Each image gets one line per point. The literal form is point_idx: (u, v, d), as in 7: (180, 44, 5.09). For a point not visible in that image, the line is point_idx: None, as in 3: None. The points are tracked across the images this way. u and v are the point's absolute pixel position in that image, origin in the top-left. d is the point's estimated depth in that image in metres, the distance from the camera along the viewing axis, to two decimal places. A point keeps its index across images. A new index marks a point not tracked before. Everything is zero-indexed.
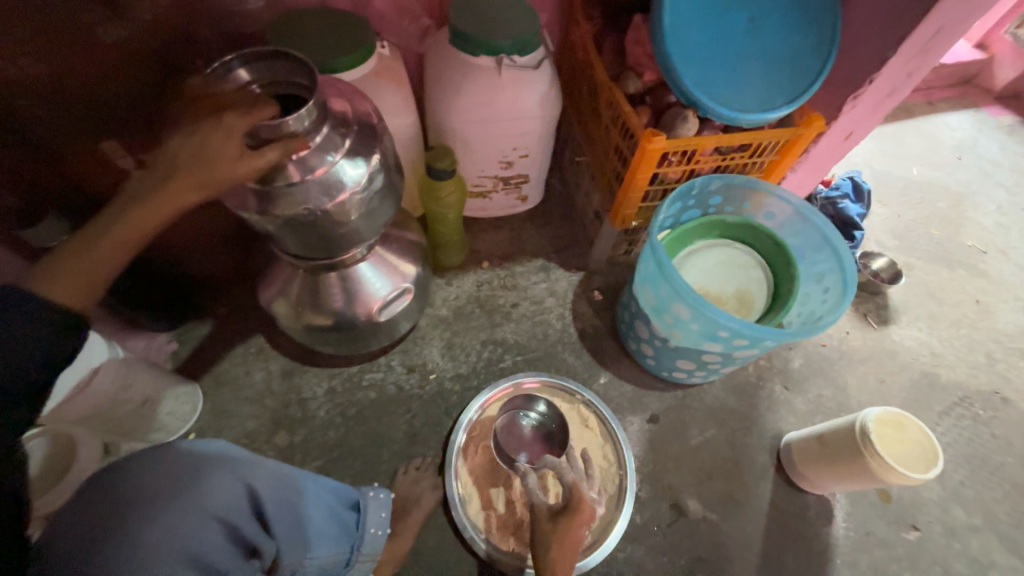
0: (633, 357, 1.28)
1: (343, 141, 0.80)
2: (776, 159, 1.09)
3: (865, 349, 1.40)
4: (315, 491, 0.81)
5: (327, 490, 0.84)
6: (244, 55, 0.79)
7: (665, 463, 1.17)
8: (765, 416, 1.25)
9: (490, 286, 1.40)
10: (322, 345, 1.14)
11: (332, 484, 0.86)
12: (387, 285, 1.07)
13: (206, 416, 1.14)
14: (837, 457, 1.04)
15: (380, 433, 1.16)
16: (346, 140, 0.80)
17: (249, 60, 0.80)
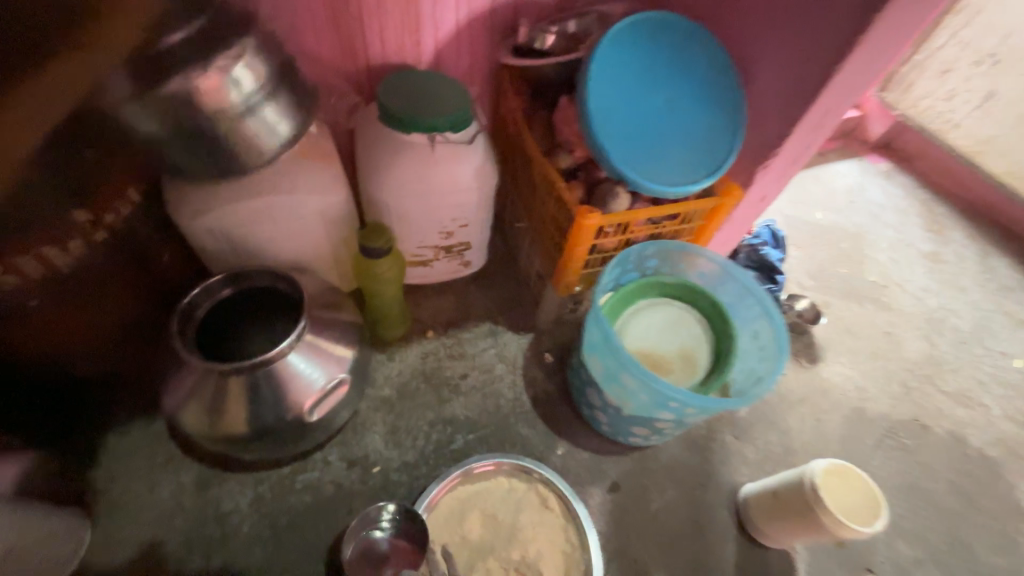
0: (588, 423, 1.25)
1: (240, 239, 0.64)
2: (703, 224, 1.16)
3: (801, 389, 1.48)
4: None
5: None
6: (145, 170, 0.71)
7: (629, 536, 1.12)
8: (720, 470, 1.25)
9: (436, 358, 1.33)
10: (244, 451, 1.00)
11: None
12: (320, 376, 0.97)
13: (96, 552, 0.95)
14: (791, 512, 1.05)
15: (316, 544, 1.02)
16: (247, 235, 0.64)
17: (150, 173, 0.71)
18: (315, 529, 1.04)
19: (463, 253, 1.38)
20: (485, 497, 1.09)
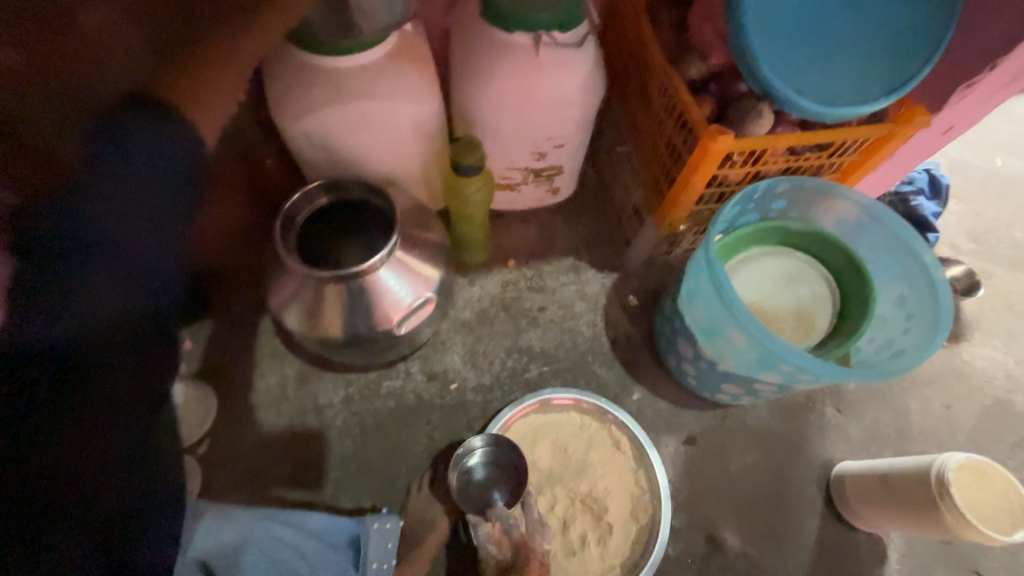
0: (671, 373, 1.18)
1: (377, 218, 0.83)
2: (858, 159, 0.94)
3: (932, 368, 1.26)
4: (299, 534, 0.80)
5: (316, 527, 0.84)
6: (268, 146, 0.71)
7: (702, 491, 1.08)
8: (814, 442, 1.14)
9: (516, 288, 1.30)
10: (339, 354, 1.07)
11: (325, 521, 0.85)
12: (408, 294, 0.98)
13: (221, 421, 1.10)
14: (902, 502, 0.93)
15: (398, 445, 1.10)
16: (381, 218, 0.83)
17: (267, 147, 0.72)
18: (397, 432, 1.12)
19: (553, 178, 1.27)
20: (556, 429, 1.09)
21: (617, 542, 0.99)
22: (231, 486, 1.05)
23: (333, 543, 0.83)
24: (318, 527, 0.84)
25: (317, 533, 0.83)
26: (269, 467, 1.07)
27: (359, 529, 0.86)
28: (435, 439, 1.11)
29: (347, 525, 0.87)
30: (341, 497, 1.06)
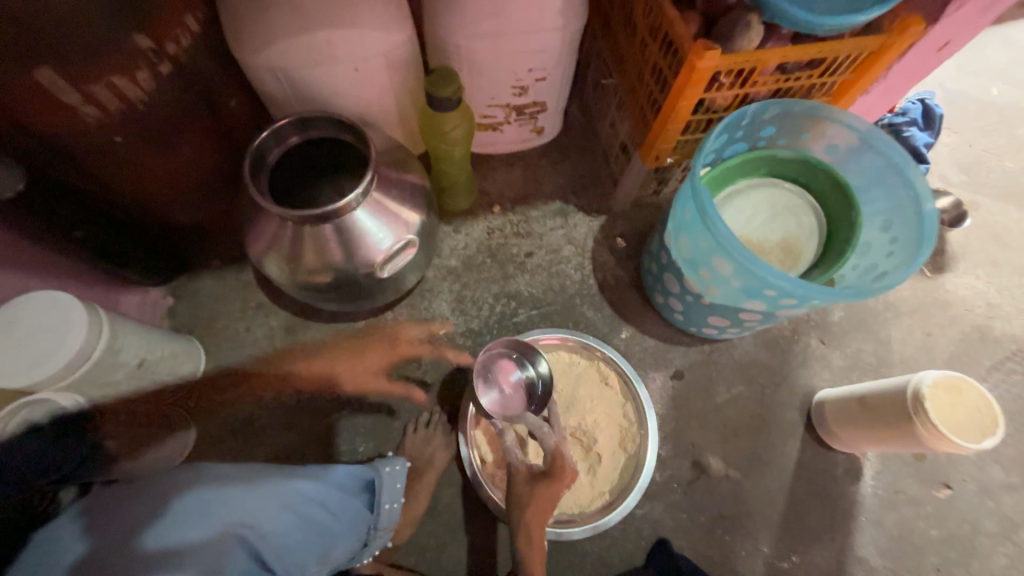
0: (659, 311, 1.18)
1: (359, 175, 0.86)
2: (850, 79, 0.91)
3: (915, 299, 1.27)
4: (328, 489, 0.77)
5: (336, 482, 0.80)
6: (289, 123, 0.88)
7: (688, 421, 1.11)
8: (798, 373, 1.17)
9: (503, 233, 1.28)
10: (325, 302, 1.06)
11: (343, 472, 0.83)
12: (390, 235, 0.96)
13: (211, 373, 1.10)
14: (878, 421, 0.97)
15: (390, 390, 1.12)
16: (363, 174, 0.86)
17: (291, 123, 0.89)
18: (388, 378, 1.13)
19: (536, 116, 1.22)
20: (545, 368, 1.11)
21: (606, 469, 1.02)
22: (226, 434, 1.07)
23: (349, 492, 0.82)
24: (337, 483, 0.80)
25: (339, 486, 0.80)
26: (263, 415, 1.08)
27: (371, 476, 0.87)
28: (425, 383, 1.12)
29: (352, 471, 0.85)
30: (336, 441, 1.08)
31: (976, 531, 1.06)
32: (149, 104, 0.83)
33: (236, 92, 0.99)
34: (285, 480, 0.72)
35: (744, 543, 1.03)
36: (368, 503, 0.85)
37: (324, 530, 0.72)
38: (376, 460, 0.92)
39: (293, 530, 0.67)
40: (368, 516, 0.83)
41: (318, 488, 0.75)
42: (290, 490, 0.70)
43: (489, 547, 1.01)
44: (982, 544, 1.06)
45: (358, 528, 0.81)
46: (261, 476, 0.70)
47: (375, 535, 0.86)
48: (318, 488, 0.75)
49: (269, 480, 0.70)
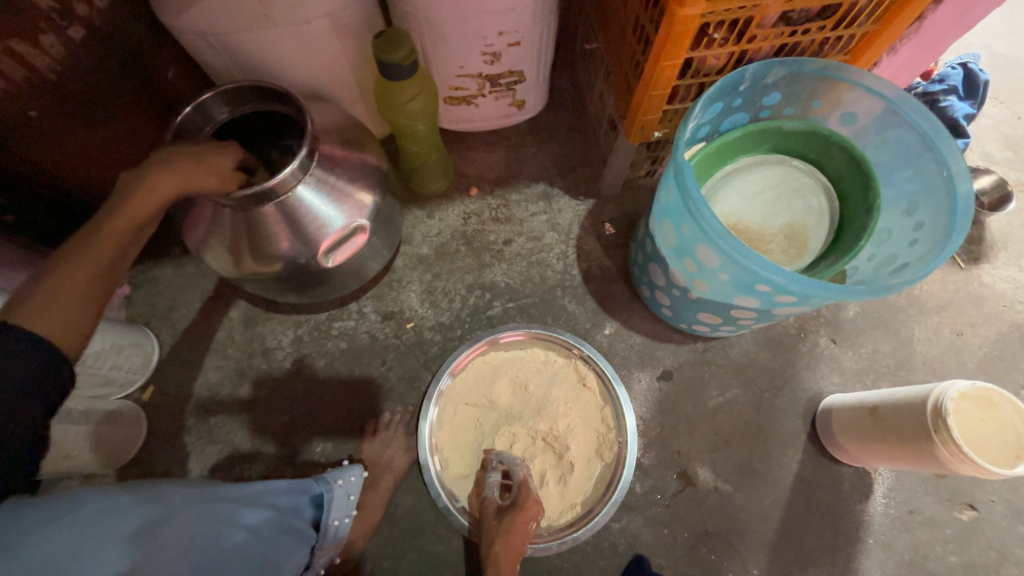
0: (647, 305, 1.07)
1: (300, 150, 0.77)
2: (873, 31, 0.76)
3: (945, 294, 1.12)
4: (276, 510, 0.70)
5: (283, 499, 0.72)
6: (226, 96, 0.80)
7: (675, 427, 1.01)
8: (803, 375, 1.05)
9: (479, 219, 1.17)
10: (282, 294, 0.99)
11: (282, 487, 0.74)
12: (342, 215, 0.87)
13: (166, 366, 1.05)
14: (892, 435, 0.84)
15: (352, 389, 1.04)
16: (303, 149, 0.77)
17: (227, 97, 0.81)
18: (349, 374, 1.05)
19: (514, 87, 1.10)
20: (515, 366, 1.02)
21: (579, 479, 0.93)
22: (180, 432, 1.01)
23: (295, 511, 0.73)
24: (282, 502, 0.72)
25: (285, 507, 0.72)
26: (217, 412, 1.03)
27: (322, 490, 0.78)
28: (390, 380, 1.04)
29: (299, 487, 0.77)
30: (293, 441, 1.01)
31: (1003, 559, 0.93)
32: (64, 73, 0.76)
33: (173, 61, 0.91)
34: (237, 502, 0.65)
35: (731, 563, 0.93)
36: (315, 518, 0.77)
37: (277, 552, 0.65)
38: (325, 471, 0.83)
39: (257, 549, 0.62)
40: (314, 534, 0.74)
41: (270, 513, 0.68)
42: (247, 511, 0.65)
43: (449, 558, 0.93)
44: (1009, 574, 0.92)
45: (303, 551, 0.71)
46: (217, 497, 0.64)
47: (320, 554, 0.76)
48: (271, 513, 0.68)
49: (221, 502, 0.63)
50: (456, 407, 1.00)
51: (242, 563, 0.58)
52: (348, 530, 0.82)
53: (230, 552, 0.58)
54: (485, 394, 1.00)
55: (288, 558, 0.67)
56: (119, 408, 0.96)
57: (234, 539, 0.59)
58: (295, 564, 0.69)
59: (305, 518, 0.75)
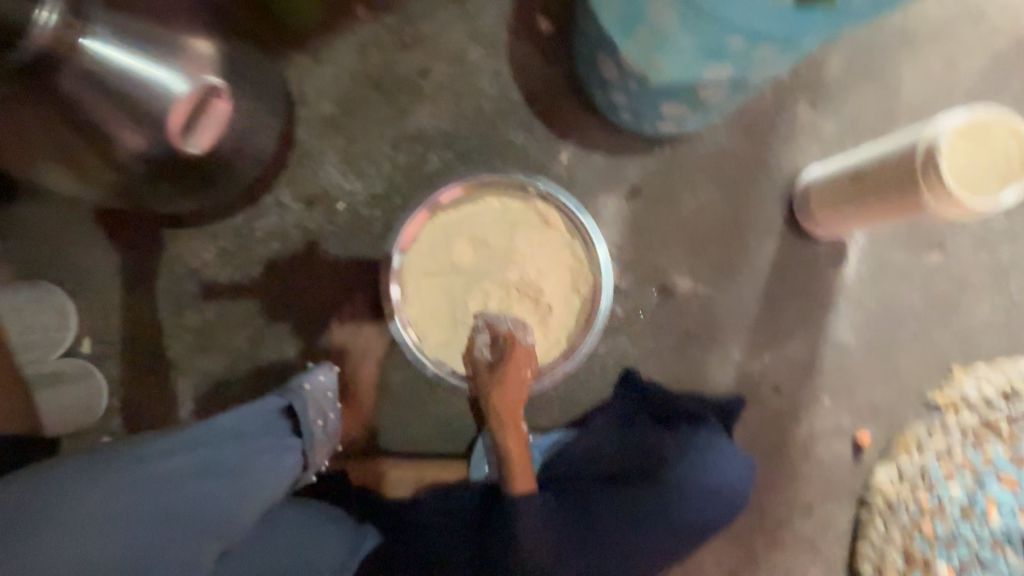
0: (603, 114, 0.92)
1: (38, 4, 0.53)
2: None
3: (940, 19, 0.95)
4: (234, 439, 0.66)
5: (243, 424, 0.68)
6: None
7: (649, 243, 0.96)
8: (779, 157, 0.96)
9: (382, 50, 0.95)
10: (172, 204, 0.81)
11: (251, 406, 0.71)
12: (174, 75, 0.62)
13: (88, 317, 0.92)
14: (875, 197, 0.78)
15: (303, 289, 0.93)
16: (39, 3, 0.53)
17: None
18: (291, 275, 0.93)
19: None
20: (467, 223, 0.90)
21: (560, 313, 0.90)
22: (132, 378, 0.92)
23: (265, 430, 0.70)
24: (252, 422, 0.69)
25: (247, 431, 0.68)
26: (165, 348, 0.92)
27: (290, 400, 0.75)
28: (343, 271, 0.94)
29: (265, 403, 0.73)
30: (259, 358, 0.93)
31: (963, 289, 0.97)
32: None
33: None
34: (176, 449, 0.61)
35: (714, 355, 0.95)
36: (295, 426, 0.75)
37: (242, 483, 0.63)
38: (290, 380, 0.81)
39: (205, 493, 0.60)
40: (297, 441, 0.73)
41: (223, 446, 0.64)
42: (187, 458, 0.61)
43: (455, 419, 0.94)
44: (968, 301, 0.97)
45: (288, 461, 0.70)
46: (154, 449, 0.60)
47: (315, 454, 0.76)
48: (226, 446, 0.65)
49: (155, 457, 0.59)
50: (418, 285, 0.89)
51: (177, 521, 0.57)
52: (334, 424, 0.82)
53: (156, 515, 0.56)
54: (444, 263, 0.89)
55: (264, 479, 0.65)
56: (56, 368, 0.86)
57: (164, 497, 0.57)
58: (281, 477, 0.68)
59: (282, 430, 0.73)
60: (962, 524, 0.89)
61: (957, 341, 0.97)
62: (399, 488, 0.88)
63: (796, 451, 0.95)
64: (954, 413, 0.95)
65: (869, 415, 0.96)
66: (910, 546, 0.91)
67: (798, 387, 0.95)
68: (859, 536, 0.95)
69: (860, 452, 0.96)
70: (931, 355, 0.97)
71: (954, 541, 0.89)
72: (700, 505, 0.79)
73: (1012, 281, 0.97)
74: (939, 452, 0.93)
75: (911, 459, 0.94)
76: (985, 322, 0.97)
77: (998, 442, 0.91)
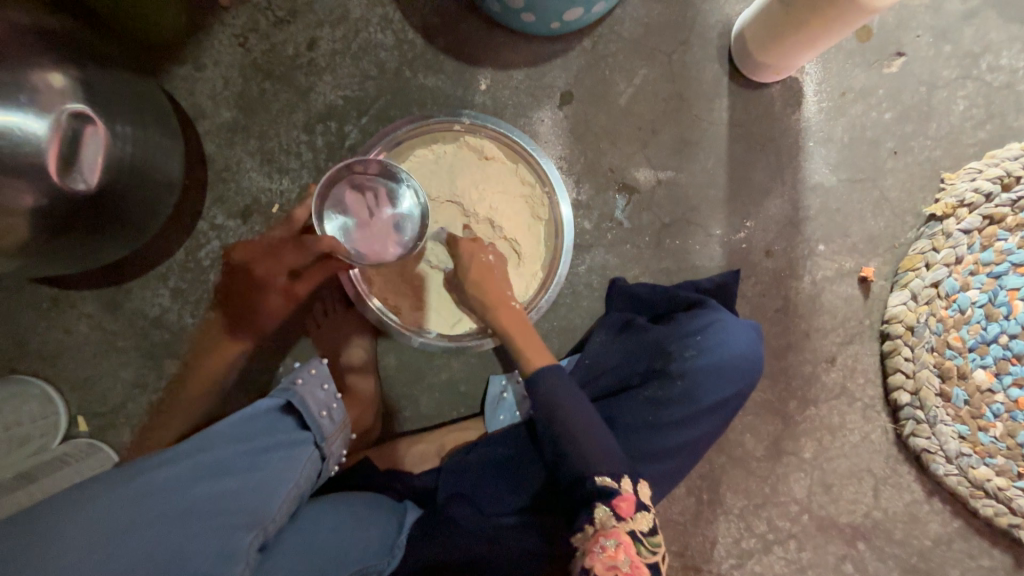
0: (508, 25, 0.86)
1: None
2: None
3: None
4: (238, 441, 0.64)
5: (245, 427, 0.66)
6: None
7: (597, 146, 0.90)
8: (705, 12, 0.89)
9: (262, 34, 0.88)
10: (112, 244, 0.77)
11: (249, 412, 0.68)
12: (36, 115, 0.60)
13: (72, 395, 0.90)
14: (807, 13, 0.72)
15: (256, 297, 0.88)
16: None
17: None
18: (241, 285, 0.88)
19: None
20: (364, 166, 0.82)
21: (528, 247, 0.86)
22: (134, 440, 0.90)
23: (269, 430, 0.68)
24: (254, 427, 0.67)
25: (251, 432, 0.66)
26: (158, 401, 0.90)
27: (288, 397, 0.71)
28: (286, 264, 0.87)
29: (265, 404, 0.71)
30: (251, 382, 0.91)
31: (933, 87, 0.91)
32: None
33: None
34: (179, 458, 0.60)
35: (696, 238, 0.92)
36: (302, 421, 0.72)
37: (253, 479, 0.62)
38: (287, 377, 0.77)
39: (216, 493, 0.59)
40: (304, 436, 0.70)
41: (227, 449, 0.63)
42: (191, 464, 0.60)
43: (460, 382, 0.92)
44: (941, 98, 0.91)
45: (300, 454, 0.68)
46: (157, 463, 0.60)
47: (329, 445, 0.73)
48: (230, 448, 0.63)
49: (158, 469, 0.59)
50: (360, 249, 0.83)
51: (193, 520, 0.55)
52: (345, 411, 0.77)
53: (168, 516, 0.54)
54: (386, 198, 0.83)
55: (279, 479, 0.65)
56: (61, 450, 0.85)
57: (174, 502, 0.56)
58: (298, 470, 0.67)
59: (288, 427, 0.70)
60: (989, 324, 0.87)
61: (941, 143, 0.91)
62: (425, 461, 0.87)
63: (804, 306, 0.93)
64: (955, 219, 0.89)
65: (868, 248, 0.92)
66: (941, 361, 0.89)
67: (790, 242, 0.92)
68: (889, 369, 0.92)
69: (867, 284, 0.93)
70: (916, 166, 0.92)
71: (985, 344, 0.88)
72: (715, 385, 0.75)
73: (982, 63, 0.90)
74: (949, 263, 0.88)
75: (922, 278, 0.89)
76: (964, 115, 0.91)
77: (1007, 235, 0.87)
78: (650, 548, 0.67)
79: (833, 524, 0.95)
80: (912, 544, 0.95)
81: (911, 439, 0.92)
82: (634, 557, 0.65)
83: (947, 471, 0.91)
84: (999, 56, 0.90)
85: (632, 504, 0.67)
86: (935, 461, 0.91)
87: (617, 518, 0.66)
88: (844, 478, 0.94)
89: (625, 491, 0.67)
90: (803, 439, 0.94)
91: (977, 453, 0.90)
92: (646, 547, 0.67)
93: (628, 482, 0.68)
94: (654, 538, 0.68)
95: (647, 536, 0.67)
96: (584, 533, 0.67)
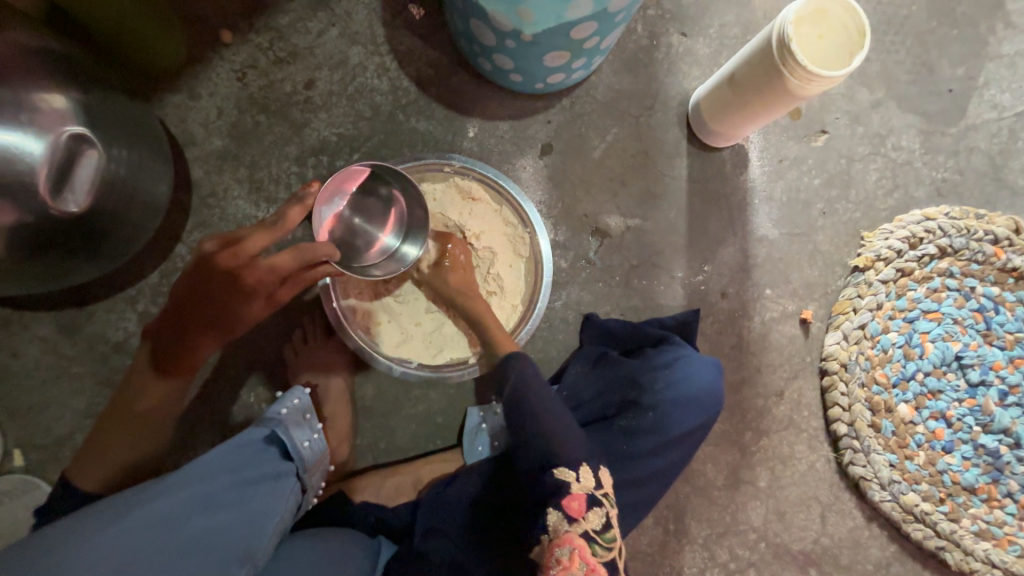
0: (496, 82, 0.95)
1: None
2: None
3: None
4: (221, 474, 0.62)
5: (230, 458, 0.64)
6: None
7: (574, 193, 0.99)
8: (667, 84, 1.03)
9: (261, 71, 0.92)
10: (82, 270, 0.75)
11: (237, 444, 0.66)
12: (35, 136, 0.61)
13: (9, 425, 0.82)
14: (750, 94, 0.86)
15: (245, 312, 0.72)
16: None
17: None
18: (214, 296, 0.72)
19: None
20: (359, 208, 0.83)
21: (509, 281, 0.92)
22: None
23: (253, 460, 0.66)
24: (241, 460, 0.65)
25: (237, 463, 0.64)
26: None
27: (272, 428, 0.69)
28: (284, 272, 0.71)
29: (248, 434, 0.68)
30: (220, 411, 0.88)
31: (852, 160, 1.08)
32: None
33: None
34: (166, 491, 0.59)
35: (660, 279, 1.01)
36: (285, 452, 0.70)
37: (244, 514, 0.61)
38: (271, 405, 0.74)
39: (209, 527, 0.58)
40: (288, 467, 0.68)
41: (215, 482, 0.61)
42: (176, 500, 0.58)
43: (436, 413, 0.93)
44: (858, 169, 1.08)
45: (283, 487, 0.67)
46: (146, 498, 0.58)
47: (310, 477, 0.72)
48: (217, 482, 0.62)
49: (155, 501, 0.58)
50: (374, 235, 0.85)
51: (184, 559, 0.54)
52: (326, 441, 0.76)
53: (160, 556, 0.53)
54: (391, 258, 0.84)
55: (266, 512, 0.63)
56: None
57: (166, 539, 0.54)
58: (283, 504, 0.65)
59: (272, 458, 0.68)
60: (907, 362, 1.00)
61: (859, 207, 1.08)
62: (399, 494, 0.86)
63: (755, 343, 1.03)
64: (874, 270, 1.03)
65: (806, 293, 1.05)
66: (871, 396, 1.00)
67: (741, 286, 1.03)
68: (829, 403, 1.02)
69: (808, 325, 1.04)
70: (842, 225, 1.07)
71: (905, 381, 1.00)
72: (681, 416, 0.82)
73: (888, 143, 1.09)
74: (872, 308, 1.01)
75: (851, 321, 1.02)
76: (876, 184, 1.08)
77: (916, 285, 1.02)
78: (606, 544, 0.69)
79: (787, 551, 1.01)
80: (856, 569, 1.02)
81: (850, 468, 1.01)
82: (590, 560, 0.67)
83: (882, 497, 1.00)
84: (900, 138, 1.09)
85: (585, 503, 0.69)
86: (871, 488, 1.00)
87: (570, 521, 0.69)
88: (795, 505, 1.01)
89: (577, 489, 0.70)
90: (758, 468, 1.01)
91: (905, 481, 1.00)
92: (601, 545, 0.69)
93: (586, 477, 0.70)
94: (609, 533, 0.70)
95: (601, 534, 0.70)
96: (542, 544, 0.70)
